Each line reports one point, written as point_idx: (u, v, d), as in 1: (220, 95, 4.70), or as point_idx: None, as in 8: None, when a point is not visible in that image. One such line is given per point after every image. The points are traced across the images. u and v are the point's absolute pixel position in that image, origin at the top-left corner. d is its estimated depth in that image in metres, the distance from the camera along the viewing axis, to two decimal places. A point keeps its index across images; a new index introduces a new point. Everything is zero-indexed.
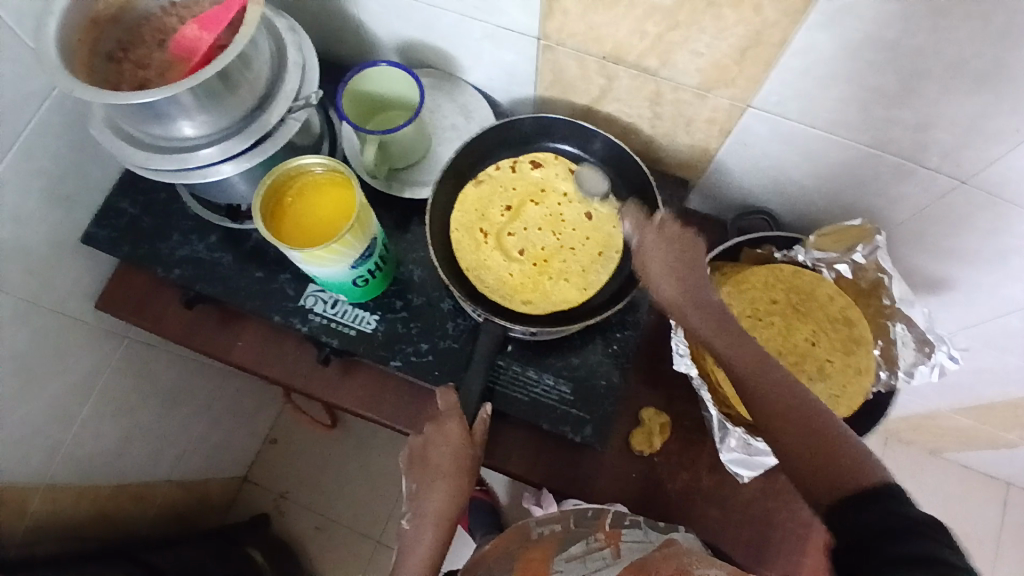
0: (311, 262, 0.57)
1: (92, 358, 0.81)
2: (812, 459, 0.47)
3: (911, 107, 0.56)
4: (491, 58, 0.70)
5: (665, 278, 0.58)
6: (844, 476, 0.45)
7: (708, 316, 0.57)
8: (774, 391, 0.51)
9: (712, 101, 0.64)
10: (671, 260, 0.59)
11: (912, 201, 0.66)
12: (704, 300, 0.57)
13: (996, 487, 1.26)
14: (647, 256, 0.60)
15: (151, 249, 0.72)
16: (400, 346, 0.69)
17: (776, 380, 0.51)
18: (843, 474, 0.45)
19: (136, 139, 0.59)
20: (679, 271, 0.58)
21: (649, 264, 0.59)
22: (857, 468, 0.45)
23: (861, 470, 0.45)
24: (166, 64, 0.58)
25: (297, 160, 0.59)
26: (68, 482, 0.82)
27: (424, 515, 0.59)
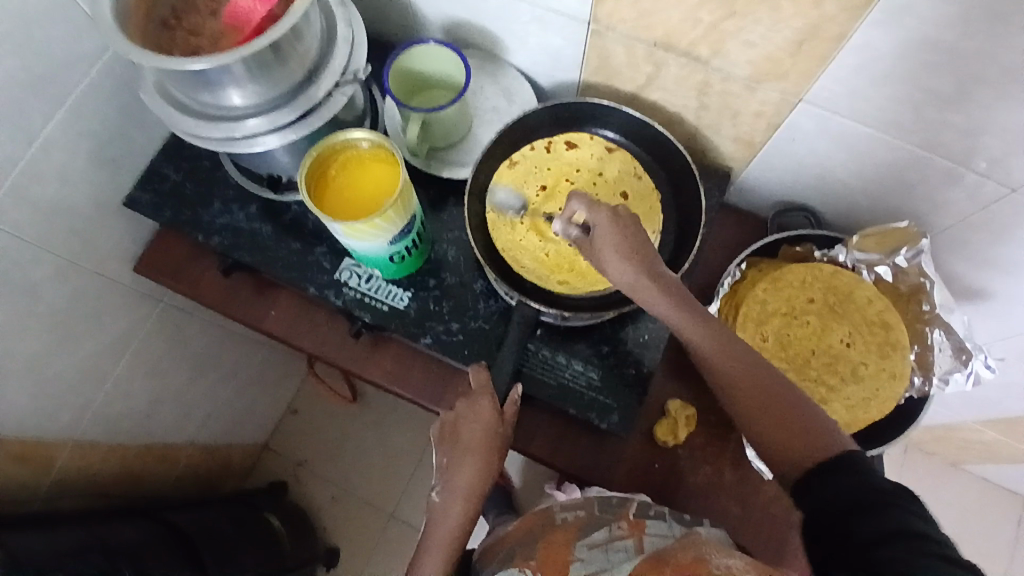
0: (350, 236, 0.58)
1: (126, 319, 0.83)
2: (775, 426, 0.53)
3: (967, 113, 0.54)
4: (539, 41, 0.70)
5: (625, 267, 0.58)
6: (809, 447, 0.50)
7: (673, 301, 0.58)
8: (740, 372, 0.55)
9: (761, 93, 0.62)
10: (628, 249, 0.58)
11: (959, 206, 0.64)
12: (665, 283, 0.58)
13: (1016, 503, 1.24)
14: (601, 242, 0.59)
15: (192, 214, 0.73)
16: (431, 324, 0.69)
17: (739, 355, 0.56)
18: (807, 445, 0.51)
19: (184, 105, 0.60)
20: (637, 260, 0.58)
21: (600, 249, 0.59)
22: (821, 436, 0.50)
23: (818, 442, 0.50)
24: (217, 32, 0.59)
25: (345, 134, 0.59)
26: (97, 440, 0.84)
27: (453, 489, 0.60)
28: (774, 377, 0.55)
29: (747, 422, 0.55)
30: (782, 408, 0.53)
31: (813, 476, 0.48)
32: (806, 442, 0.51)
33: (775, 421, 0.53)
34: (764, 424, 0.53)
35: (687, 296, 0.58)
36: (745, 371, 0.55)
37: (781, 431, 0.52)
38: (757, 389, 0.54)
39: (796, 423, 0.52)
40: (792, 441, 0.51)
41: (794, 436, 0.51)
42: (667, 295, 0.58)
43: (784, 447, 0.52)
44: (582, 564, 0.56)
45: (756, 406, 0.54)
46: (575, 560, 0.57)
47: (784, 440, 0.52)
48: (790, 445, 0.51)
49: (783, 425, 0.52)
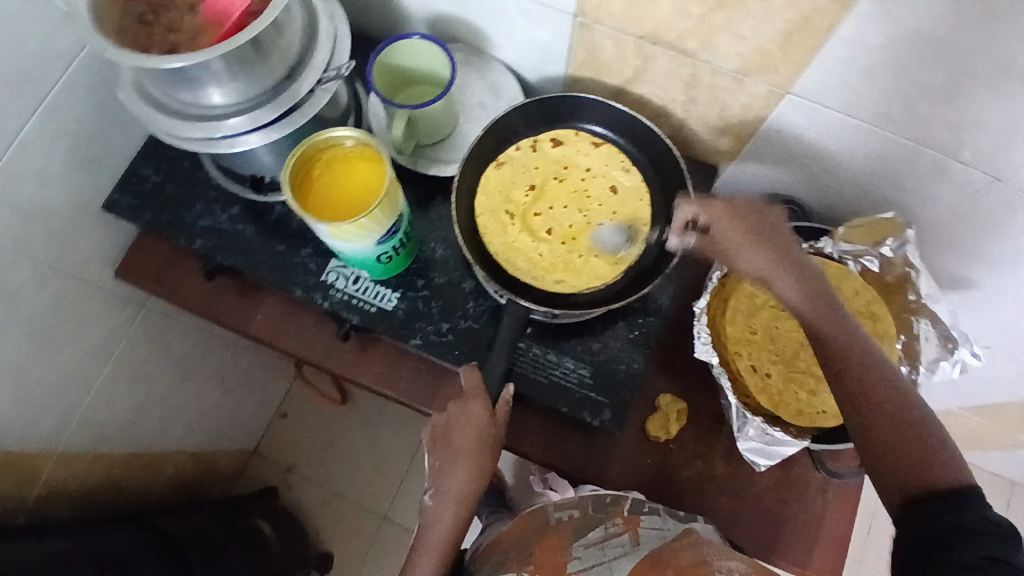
0: (336, 237, 0.57)
1: (107, 325, 0.81)
2: (898, 447, 0.48)
3: (955, 104, 0.54)
4: (525, 36, 0.69)
5: (756, 256, 0.56)
6: (933, 473, 0.47)
7: (809, 292, 0.54)
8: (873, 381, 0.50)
9: (750, 86, 0.62)
10: (757, 239, 0.56)
11: (945, 197, 0.65)
12: (800, 270, 0.55)
13: (1000, 487, 1.26)
14: (724, 235, 0.57)
15: (174, 216, 0.71)
16: (420, 324, 0.68)
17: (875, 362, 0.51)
18: (931, 471, 0.47)
19: (163, 104, 0.58)
20: (768, 250, 0.56)
21: (726, 251, 0.57)
22: (945, 466, 0.47)
23: (942, 470, 0.47)
24: (196, 29, 0.57)
25: (328, 133, 0.58)
26: (82, 448, 0.83)
27: (445, 493, 0.60)
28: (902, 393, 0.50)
29: (864, 435, 0.50)
30: (908, 429, 0.49)
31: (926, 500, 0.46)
32: (930, 469, 0.47)
33: (896, 442, 0.49)
34: (884, 440, 0.49)
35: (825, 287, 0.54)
36: (869, 377, 0.50)
37: (902, 452, 0.48)
38: (887, 404, 0.49)
39: (919, 449, 0.48)
40: (911, 465, 0.48)
41: (921, 462, 0.48)
42: (803, 283, 0.54)
43: (905, 470, 0.48)
44: (579, 562, 0.58)
45: (887, 423, 0.49)
46: (573, 559, 0.58)
47: (898, 463, 0.48)
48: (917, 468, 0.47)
49: (906, 449, 0.48)
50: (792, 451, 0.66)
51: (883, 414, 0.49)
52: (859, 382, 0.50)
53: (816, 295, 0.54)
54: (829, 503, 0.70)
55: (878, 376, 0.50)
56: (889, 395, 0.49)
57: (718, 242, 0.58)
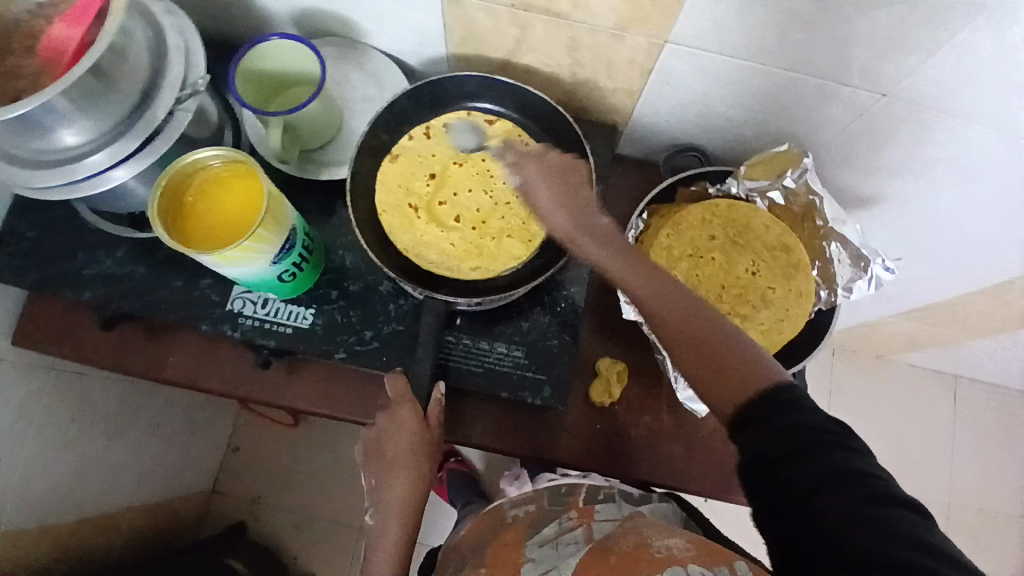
0: (225, 265, 0.53)
1: (17, 398, 0.75)
2: (707, 366, 0.48)
3: (828, 27, 0.55)
4: (397, 21, 0.66)
5: (559, 209, 0.56)
6: (746, 377, 0.47)
7: (604, 240, 0.54)
8: (674, 307, 0.50)
9: (630, 40, 0.61)
10: (557, 192, 0.56)
11: (835, 119, 0.66)
12: (593, 224, 0.55)
13: (941, 382, 1.33)
14: (532, 189, 0.57)
15: (59, 272, 0.66)
16: (343, 337, 0.66)
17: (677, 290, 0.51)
18: (742, 374, 0.47)
19: (12, 156, 0.54)
20: (569, 202, 0.56)
21: (535, 191, 0.57)
22: (763, 368, 0.47)
23: (755, 373, 0.47)
24: (37, 72, 0.52)
25: (191, 155, 0.54)
26: (24, 527, 0.77)
27: (386, 509, 0.58)
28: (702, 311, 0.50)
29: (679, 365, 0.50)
30: (715, 342, 0.48)
31: (756, 408, 0.45)
32: (739, 373, 0.47)
33: (698, 353, 0.48)
34: (693, 365, 0.49)
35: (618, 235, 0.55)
36: (671, 304, 0.50)
37: (711, 368, 0.48)
38: (691, 325, 0.49)
39: (729, 355, 0.48)
40: (722, 376, 0.47)
41: (732, 371, 0.47)
42: (595, 234, 0.55)
43: (723, 383, 0.47)
44: (534, 564, 0.55)
45: (694, 346, 0.49)
46: (527, 560, 0.56)
47: (721, 378, 0.47)
48: (731, 378, 0.47)
49: (715, 361, 0.48)
50: None
51: (687, 332, 0.49)
52: (666, 311, 0.50)
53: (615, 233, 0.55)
54: None
55: (679, 301, 0.50)
56: (691, 315, 0.50)
57: (526, 196, 0.58)
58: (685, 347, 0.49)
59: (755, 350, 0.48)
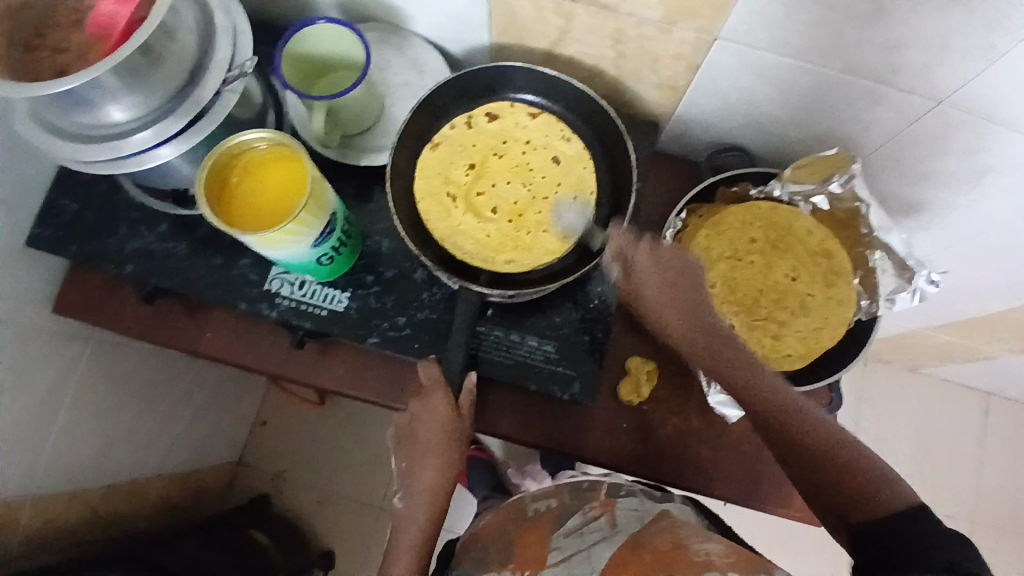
0: (266, 247, 0.54)
1: (57, 365, 0.77)
2: (839, 481, 0.54)
3: (883, 29, 0.53)
4: (441, 6, 0.65)
5: (675, 321, 0.63)
6: (880, 496, 0.53)
7: (718, 348, 0.61)
8: (798, 429, 0.56)
9: (677, 34, 0.60)
10: (676, 302, 0.63)
11: (887, 124, 0.64)
12: (708, 331, 0.62)
13: (975, 398, 1.30)
14: (652, 305, 0.64)
15: (101, 244, 0.68)
16: (376, 322, 0.67)
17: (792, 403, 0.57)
18: (876, 492, 0.53)
19: (63, 130, 0.55)
20: (685, 312, 0.62)
21: (645, 290, 0.63)
22: (891, 491, 0.53)
23: (886, 494, 0.53)
24: (84, 47, 0.53)
25: (238, 137, 0.55)
26: (56, 490, 0.80)
27: (416, 490, 0.60)
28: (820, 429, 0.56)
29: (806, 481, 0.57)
30: (839, 461, 0.55)
31: (884, 527, 0.51)
32: (879, 493, 0.53)
33: (830, 473, 0.55)
34: (821, 480, 0.55)
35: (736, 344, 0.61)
36: (796, 424, 0.56)
37: (840, 483, 0.54)
38: (816, 445, 0.56)
39: (852, 468, 0.54)
40: (861, 495, 0.53)
41: (870, 491, 0.53)
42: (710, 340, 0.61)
43: (852, 501, 0.54)
44: (559, 552, 0.55)
45: (822, 465, 0.55)
46: (552, 550, 0.56)
47: (849, 498, 0.54)
48: (867, 498, 0.53)
49: (846, 479, 0.54)
50: None
51: (818, 454, 0.55)
52: (790, 430, 0.57)
53: (731, 344, 0.61)
54: None
55: (800, 421, 0.57)
56: (812, 433, 0.56)
57: (645, 307, 0.64)
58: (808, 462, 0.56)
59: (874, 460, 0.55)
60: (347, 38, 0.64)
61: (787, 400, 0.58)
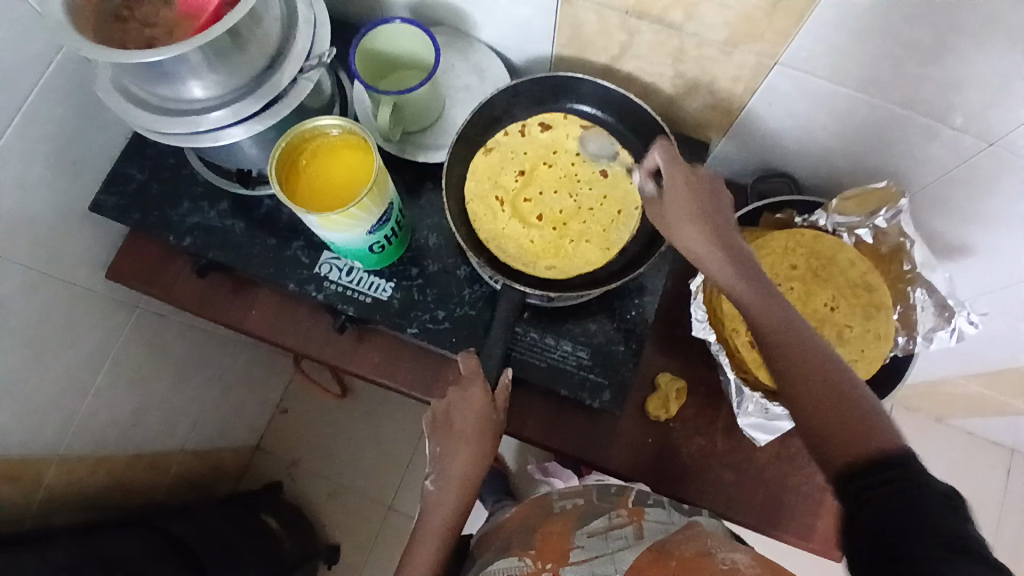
0: (327, 227, 0.56)
1: (102, 329, 0.80)
2: (836, 421, 0.46)
3: (945, 64, 0.54)
4: (509, 15, 0.68)
5: (690, 225, 0.56)
6: (874, 439, 0.45)
7: (737, 263, 0.54)
8: (803, 354, 0.49)
9: (738, 57, 0.61)
10: (699, 208, 0.57)
11: (938, 162, 0.65)
12: (735, 250, 0.55)
13: (1000, 454, 1.27)
14: (668, 206, 0.58)
15: (162, 215, 0.71)
16: (417, 313, 0.68)
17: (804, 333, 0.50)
18: (871, 434, 0.45)
19: (145, 101, 0.57)
20: (706, 220, 0.56)
21: (669, 213, 0.57)
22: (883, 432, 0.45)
23: (884, 438, 0.44)
24: (173, 23, 0.56)
25: (313, 122, 0.57)
26: (84, 452, 0.82)
27: (448, 477, 0.60)
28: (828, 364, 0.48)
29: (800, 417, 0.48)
30: (843, 398, 0.46)
31: (869, 474, 0.44)
32: (872, 436, 0.45)
33: (824, 408, 0.47)
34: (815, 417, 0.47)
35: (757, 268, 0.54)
36: (798, 349, 0.49)
37: (835, 422, 0.46)
38: (816, 376, 0.47)
39: (853, 411, 0.46)
40: (849, 435, 0.45)
41: (862, 432, 0.45)
42: (732, 256, 0.55)
43: (844, 440, 0.45)
44: (583, 551, 0.56)
45: (818, 397, 0.47)
46: (575, 547, 0.56)
47: (840, 437, 0.46)
48: (861, 440, 0.45)
49: (843, 421, 0.46)
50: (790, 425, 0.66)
51: (812, 382, 0.47)
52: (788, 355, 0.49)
53: (746, 264, 0.54)
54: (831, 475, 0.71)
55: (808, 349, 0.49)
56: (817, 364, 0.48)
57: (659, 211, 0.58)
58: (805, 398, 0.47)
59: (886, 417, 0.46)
60: (412, 31, 0.66)
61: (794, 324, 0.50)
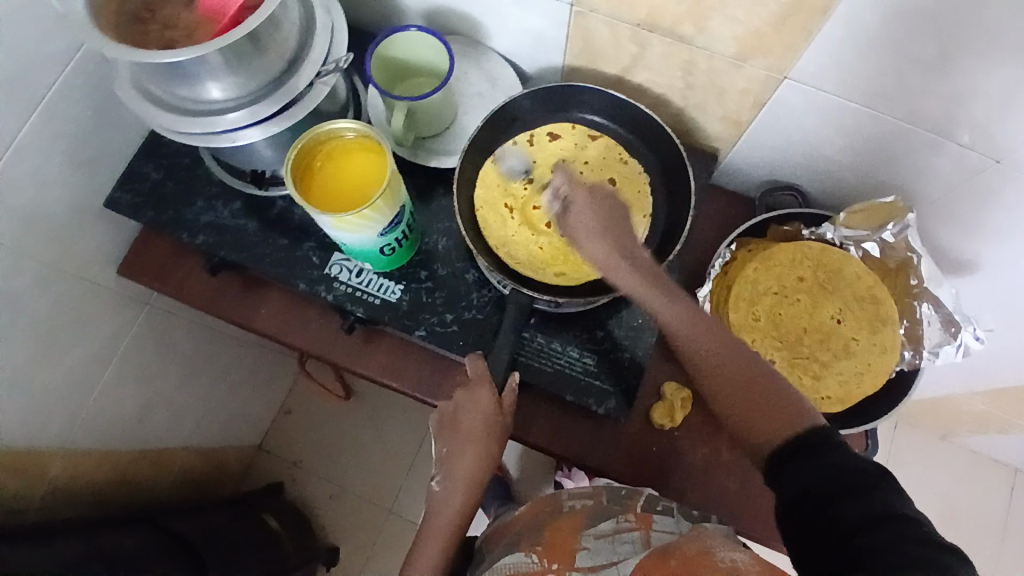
0: (339, 228, 0.57)
1: (112, 325, 0.81)
2: (750, 405, 0.54)
3: (953, 82, 0.54)
4: (522, 25, 0.69)
5: (591, 242, 0.61)
6: (784, 418, 0.52)
7: (636, 272, 0.61)
8: (715, 351, 0.57)
9: (748, 71, 0.62)
10: (598, 221, 0.61)
11: (945, 179, 0.65)
12: (632, 259, 0.61)
13: (1004, 473, 1.27)
14: (572, 224, 0.62)
15: (175, 213, 0.72)
16: (425, 316, 0.69)
17: (710, 330, 0.58)
18: (780, 414, 0.52)
19: (163, 100, 0.58)
20: (603, 233, 0.61)
21: (577, 226, 0.62)
22: (794, 411, 0.52)
23: (792, 415, 0.52)
24: (192, 25, 0.57)
25: (328, 125, 0.58)
26: (90, 447, 0.82)
27: (455, 477, 0.60)
28: (741, 356, 0.56)
29: (724, 406, 0.56)
30: (753, 383, 0.54)
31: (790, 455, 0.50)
32: (783, 415, 0.52)
33: (741, 396, 0.55)
34: (735, 404, 0.55)
35: (657, 271, 0.61)
36: (708, 345, 0.57)
37: (752, 406, 0.54)
38: (730, 368, 0.56)
39: (765, 396, 0.54)
40: (765, 417, 0.53)
41: (773, 413, 0.53)
42: (632, 266, 0.61)
43: (760, 423, 0.53)
44: (589, 554, 0.56)
45: (735, 387, 0.55)
46: (582, 549, 0.57)
47: (759, 420, 0.53)
48: (773, 421, 0.52)
49: (757, 405, 0.54)
50: None
51: (730, 374, 0.55)
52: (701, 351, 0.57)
53: (649, 273, 0.61)
54: None
55: (720, 346, 0.57)
56: (730, 356, 0.56)
57: (567, 228, 0.63)
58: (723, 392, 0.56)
59: (794, 395, 0.53)
60: (426, 38, 0.67)
61: (702, 324, 0.58)
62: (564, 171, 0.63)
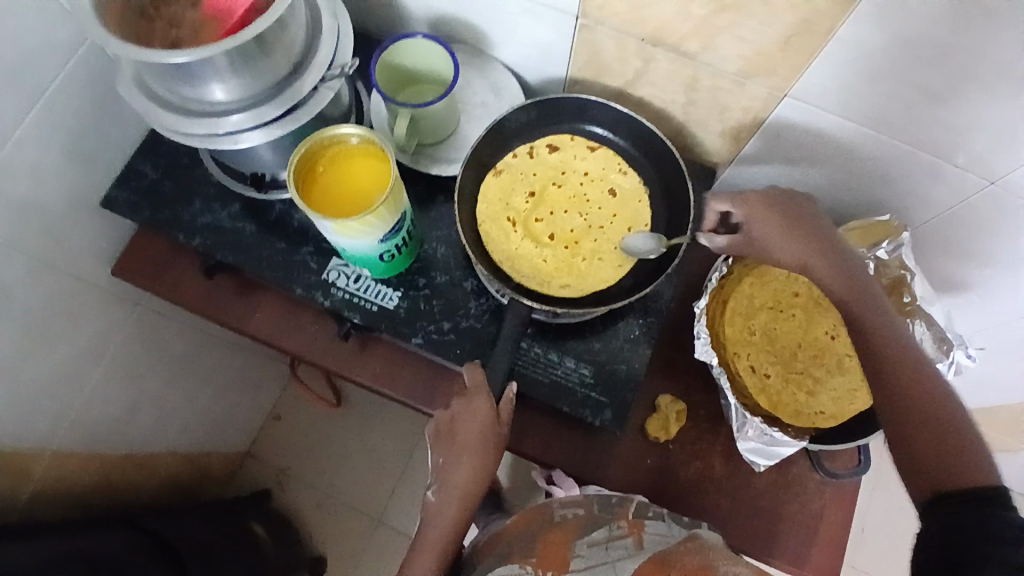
0: (341, 233, 0.57)
1: (102, 323, 0.79)
2: (931, 446, 0.49)
3: (954, 110, 0.55)
4: (528, 36, 0.69)
5: (785, 243, 0.59)
6: (960, 471, 0.47)
7: (843, 282, 0.57)
8: (905, 378, 0.51)
9: (750, 89, 0.63)
10: (787, 229, 0.59)
11: (939, 203, 0.67)
12: (836, 269, 0.57)
13: None
14: (755, 232, 0.60)
15: (172, 213, 0.71)
16: (422, 324, 0.68)
17: (908, 357, 0.52)
18: (961, 461, 0.47)
19: (165, 100, 0.58)
20: (801, 240, 0.59)
21: (758, 234, 0.60)
22: (975, 463, 0.47)
23: (975, 471, 0.47)
24: (198, 25, 0.57)
25: (334, 129, 0.58)
26: (76, 448, 0.81)
27: (451, 488, 0.60)
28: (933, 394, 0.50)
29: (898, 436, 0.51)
30: (942, 424, 0.49)
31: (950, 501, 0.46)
32: (966, 468, 0.47)
33: (929, 436, 0.49)
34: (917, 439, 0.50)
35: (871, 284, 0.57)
36: (903, 366, 0.52)
37: (932, 445, 0.49)
38: (921, 403, 0.50)
39: (950, 444, 0.48)
40: (941, 460, 0.48)
41: (949, 462, 0.48)
42: (840, 275, 0.57)
43: (939, 465, 0.48)
44: (583, 560, 0.58)
45: (918, 421, 0.50)
46: (575, 557, 0.58)
47: (933, 462, 0.48)
48: (952, 467, 0.47)
49: (942, 447, 0.48)
50: (791, 450, 0.66)
51: (917, 408, 0.50)
52: (892, 373, 0.52)
53: (854, 287, 0.56)
54: (826, 503, 0.71)
55: (913, 373, 0.51)
56: (920, 393, 0.50)
57: (747, 238, 0.61)
58: (900, 404, 0.51)
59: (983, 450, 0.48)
60: (430, 45, 0.68)
61: (904, 348, 0.53)
62: (724, 194, 0.63)
